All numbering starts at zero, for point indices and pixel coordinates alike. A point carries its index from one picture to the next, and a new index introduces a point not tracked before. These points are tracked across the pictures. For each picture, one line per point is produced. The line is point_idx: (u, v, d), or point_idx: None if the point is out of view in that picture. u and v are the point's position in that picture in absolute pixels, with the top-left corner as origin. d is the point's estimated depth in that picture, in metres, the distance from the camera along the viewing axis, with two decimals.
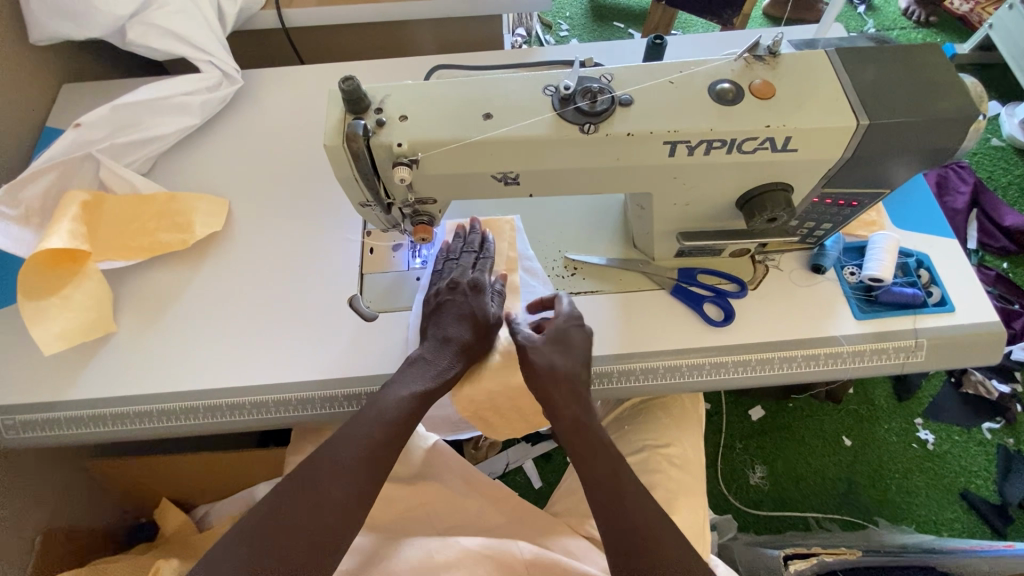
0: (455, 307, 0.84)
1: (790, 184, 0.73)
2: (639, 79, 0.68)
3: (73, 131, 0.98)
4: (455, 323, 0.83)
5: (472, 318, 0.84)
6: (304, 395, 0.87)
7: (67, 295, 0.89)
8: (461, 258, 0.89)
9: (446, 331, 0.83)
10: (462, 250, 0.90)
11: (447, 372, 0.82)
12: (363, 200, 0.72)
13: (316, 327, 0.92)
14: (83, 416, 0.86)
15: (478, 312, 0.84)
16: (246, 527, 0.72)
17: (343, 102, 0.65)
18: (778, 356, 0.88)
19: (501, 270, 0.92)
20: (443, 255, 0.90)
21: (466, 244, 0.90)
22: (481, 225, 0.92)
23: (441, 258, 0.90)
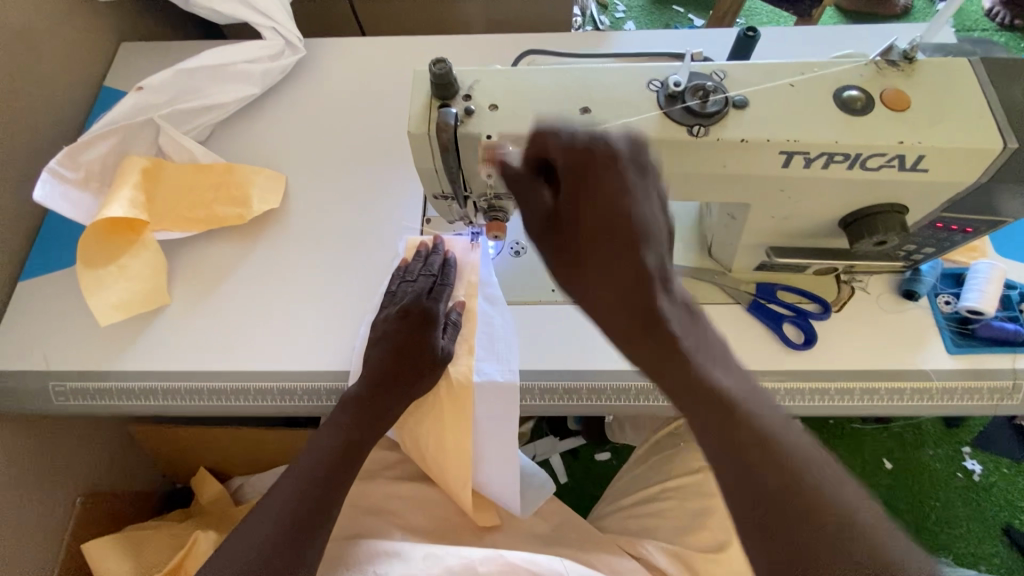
0: (404, 336, 0.84)
1: (907, 207, 0.66)
2: (757, 79, 0.61)
3: (136, 94, 0.95)
4: (405, 355, 0.83)
5: (421, 349, 0.83)
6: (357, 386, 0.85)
7: (125, 264, 0.88)
8: (417, 281, 0.87)
9: (396, 362, 0.82)
10: (416, 274, 0.87)
11: (394, 407, 0.83)
12: (439, 192, 0.68)
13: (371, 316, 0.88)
14: (134, 389, 0.85)
15: (426, 343, 0.84)
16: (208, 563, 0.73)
17: (431, 86, 0.60)
18: (860, 388, 0.82)
19: (459, 296, 0.88)
20: (396, 277, 0.88)
21: (421, 266, 0.88)
22: (443, 245, 0.90)
23: (393, 280, 0.88)
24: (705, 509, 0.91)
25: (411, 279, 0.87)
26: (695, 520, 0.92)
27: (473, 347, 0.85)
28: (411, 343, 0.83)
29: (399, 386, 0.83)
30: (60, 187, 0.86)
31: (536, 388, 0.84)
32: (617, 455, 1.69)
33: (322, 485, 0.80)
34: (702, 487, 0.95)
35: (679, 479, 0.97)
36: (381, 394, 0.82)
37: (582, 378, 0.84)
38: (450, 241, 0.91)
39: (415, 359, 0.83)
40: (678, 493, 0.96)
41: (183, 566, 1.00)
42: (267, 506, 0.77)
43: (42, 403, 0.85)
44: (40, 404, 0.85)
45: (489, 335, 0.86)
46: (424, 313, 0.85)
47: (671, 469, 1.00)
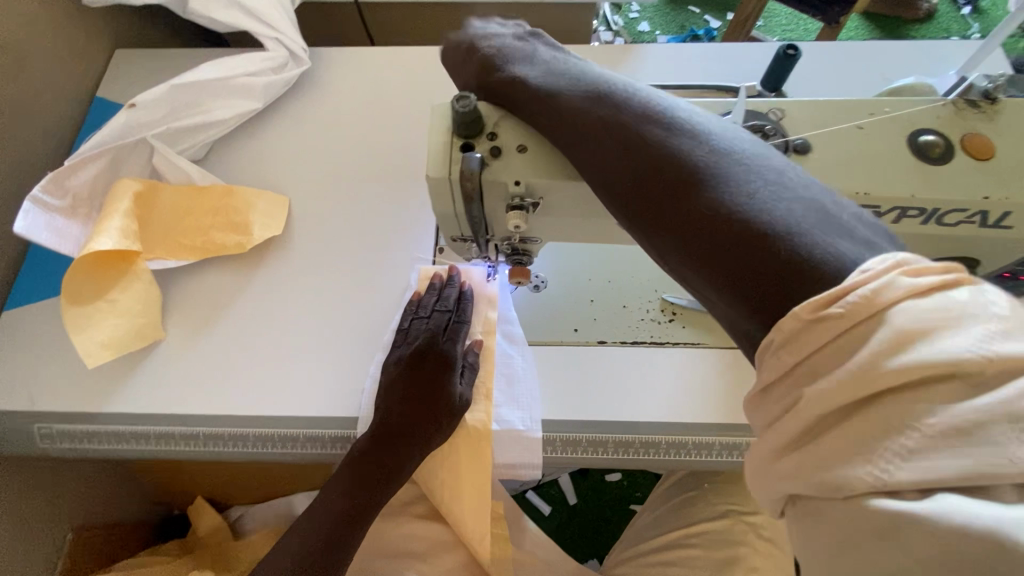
0: (421, 382, 0.76)
1: (978, 261, 0.59)
2: (820, 121, 0.54)
3: (127, 111, 0.88)
4: (415, 404, 0.75)
5: (436, 395, 0.75)
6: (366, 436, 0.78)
7: (115, 297, 0.81)
8: (432, 318, 0.80)
9: (404, 412, 0.75)
10: (430, 310, 0.81)
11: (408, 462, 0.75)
12: (458, 236, 0.61)
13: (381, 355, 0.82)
14: (126, 433, 0.80)
15: (443, 390, 0.76)
16: None
17: (453, 124, 0.54)
18: None
19: (476, 334, 0.81)
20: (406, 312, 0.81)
21: (435, 302, 0.81)
22: (460, 277, 0.83)
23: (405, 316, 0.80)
24: (732, 559, 0.86)
25: (423, 315, 0.80)
26: (719, 570, 0.86)
27: (493, 391, 0.79)
28: (421, 391, 0.76)
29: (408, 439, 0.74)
30: (45, 214, 0.80)
31: (558, 439, 0.78)
32: (627, 477, 1.63)
33: (329, 540, 0.75)
34: (727, 535, 0.89)
35: (704, 524, 0.91)
36: (388, 447, 0.74)
37: (607, 429, 0.77)
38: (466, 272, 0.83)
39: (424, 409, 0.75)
40: (703, 540, 0.90)
41: None
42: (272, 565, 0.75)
43: (30, 446, 0.81)
44: (28, 446, 0.81)
45: (508, 379, 0.79)
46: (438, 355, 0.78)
47: (692, 514, 0.94)
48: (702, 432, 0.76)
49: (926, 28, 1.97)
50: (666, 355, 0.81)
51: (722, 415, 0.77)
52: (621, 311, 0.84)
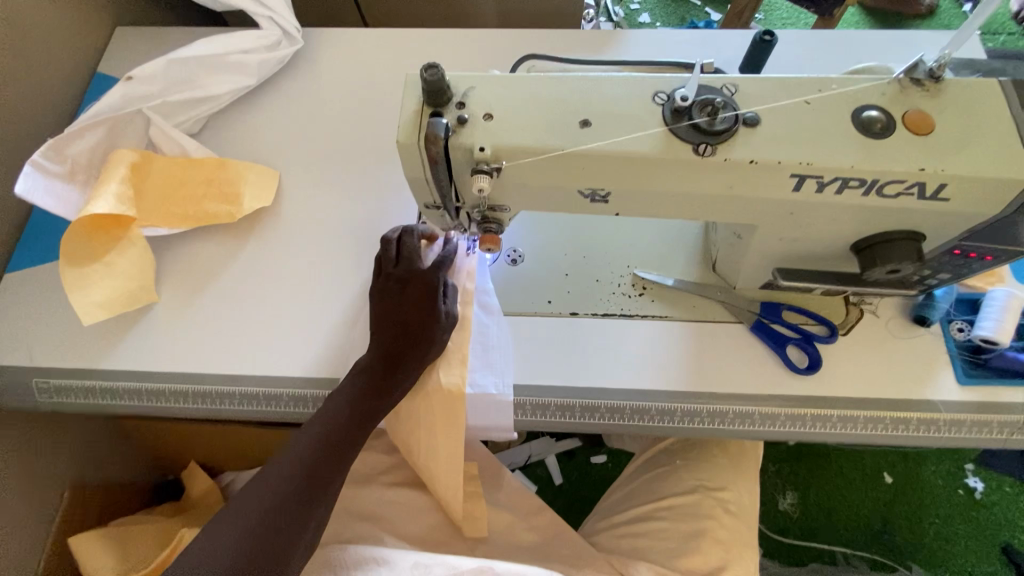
0: (410, 306, 0.81)
1: (924, 234, 0.62)
2: (771, 96, 0.57)
3: (125, 84, 0.92)
4: (399, 340, 0.80)
5: (417, 333, 0.80)
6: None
7: (111, 261, 0.85)
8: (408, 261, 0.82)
9: (389, 346, 0.79)
10: (407, 257, 0.82)
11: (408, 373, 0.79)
12: (430, 202, 0.65)
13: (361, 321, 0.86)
14: (117, 388, 0.83)
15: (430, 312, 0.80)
16: (216, 525, 0.71)
17: (422, 93, 0.57)
18: (864, 416, 0.79)
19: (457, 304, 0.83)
20: (384, 261, 0.83)
21: (411, 248, 0.82)
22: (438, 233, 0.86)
23: (384, 264, 0.83)
24: (699, 532, 0.88)
25: (400, 265, 0.82)
26: (688, 542, 0.88)
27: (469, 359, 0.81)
28: (405, 328, 0.79)
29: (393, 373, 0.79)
30: (44, 180, 0.84)
31: (528, 404, 0.81)
32: (612, 458, 1.67)
33: (331, 447, 0.76)
34: (697, 508, 0.92)
35: (675, 499, 0.94)
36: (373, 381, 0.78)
37: (576, 395, 0.81)
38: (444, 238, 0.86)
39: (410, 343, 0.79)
40: (672, 513, 0.93)
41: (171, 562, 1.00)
42: (248, 493, 0.73)
43: (25, 400, 0.84)
44: (23, 400, 0.84)
45: (484, 346, 0.83)
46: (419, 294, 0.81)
47: (665, 488, 0.97)
48: (666, 399, 0.80)
49: (925, 24, 1.97)
50: (635, 327, 0.85)
51: (685, 384, 0.81)
52: (594, 286, 0.88)
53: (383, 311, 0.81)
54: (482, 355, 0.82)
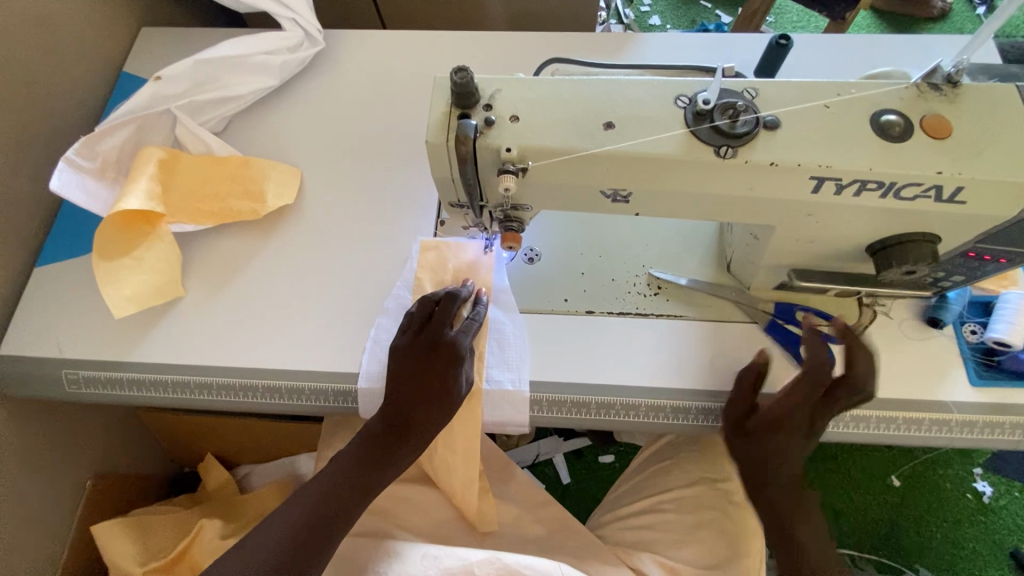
0: (434, 366, 0.79)
1: (940, 236, 0.63)
2: (791, 100, 0.58)
3: (153, 84, 0.94)
4: (414, 405, 0.79)
5: (433, 401, 0.78)
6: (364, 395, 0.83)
7: (140, 256, 0.88)
8: (436, 318, 0.81)
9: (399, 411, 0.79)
10: (439, 319, 0.81)
11: (426, 430, 0.79)
12: (455, 201, 0.67)
13: (380, 319, 0.87)
14: (146, 379, 0.86)
15: (451, 376, 0.79)
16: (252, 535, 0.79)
17: (451, 94, 0.59)
18: (876, 415, 0.80)
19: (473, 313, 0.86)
20: (415, 320, 0.82)
21: (446, 312, 0.81)
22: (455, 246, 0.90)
23: (415, 321, 0.82)
24: (703, 523, 0.91)
25: (431, 327, 0.81)
26: (691, 533, 0.91)
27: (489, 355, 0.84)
28: (419, 395, 0.79)
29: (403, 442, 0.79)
30: (76, 176, 0.86)
31: (545, 400, 0.83)
32: (621, 458, 1.68)
33: (353, 481, 0.81)
34: (701, 500, 0.94)
35: (679, 490, 0.96)
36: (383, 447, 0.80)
37: (592, 392, 0.83)
38: (463, 246, 0.90)
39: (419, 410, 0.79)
40: (676, 505, 0.95)
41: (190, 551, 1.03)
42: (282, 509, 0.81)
43: (56, 390, 0.86)
44: (53, 391, 0.86)
45: (500, 341, 0.85)
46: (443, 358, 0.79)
47: (667, 481, 0.98)
48: (679, 396, 0.82)
49: (937, 28, 1.97)
50: (650, 326, 0.86)
51: (700, 383, 0.82)
52: (610, 285, 0.89)
53: (404, 370, 0.80)
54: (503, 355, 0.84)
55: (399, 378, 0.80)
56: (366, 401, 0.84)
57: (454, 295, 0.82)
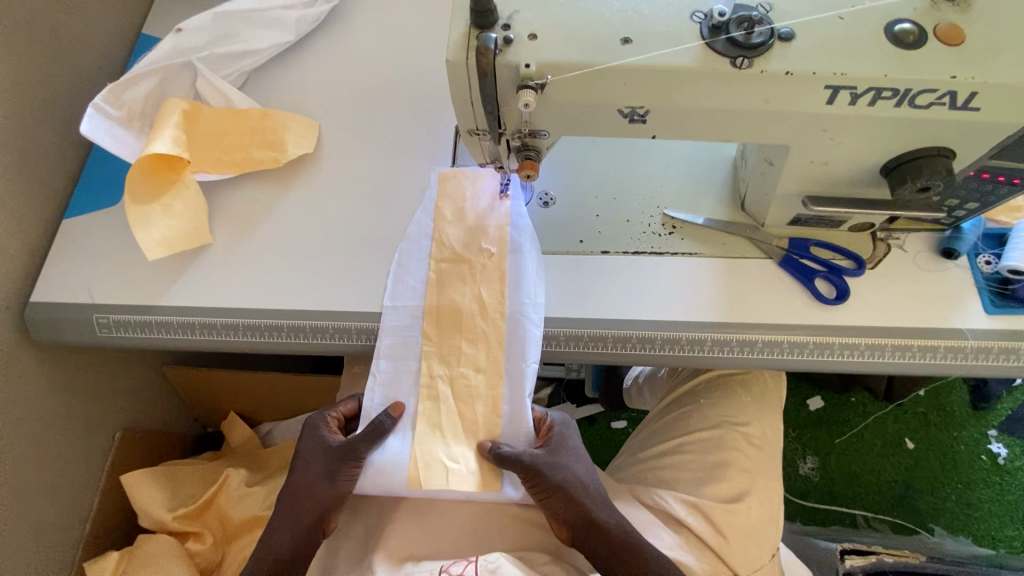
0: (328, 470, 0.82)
1: (954, 150, 0.64)
2: (805, 12, 0.59)
3: (174, 37, 0.96)
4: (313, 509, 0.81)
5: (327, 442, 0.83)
6: (389, 318, 0.86)
7: (168, 203, 0.91)
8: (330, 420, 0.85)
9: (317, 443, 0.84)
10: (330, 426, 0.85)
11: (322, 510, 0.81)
12: (474, 127, 0.68)
13: (403, 245, 0.90)
14: (173, 322, 0.88)
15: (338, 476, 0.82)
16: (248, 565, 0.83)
17: (470, 14, 0.60)
18: (891, 344, 0.81)
19: (492, 245, 0.88)
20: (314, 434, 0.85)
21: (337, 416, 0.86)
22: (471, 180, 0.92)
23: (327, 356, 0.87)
24: (723, 460, 0.92)
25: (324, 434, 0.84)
26: (711, 469, 0.91)
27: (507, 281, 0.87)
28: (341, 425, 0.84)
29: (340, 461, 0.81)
30: (104, 123, 0.89)
31: (562, 334, 0.85)
32: (633, 424, 1.69)
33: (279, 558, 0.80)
34: (722, 441, 0.93)
35: (699, 434, 0.96)
36: (311, 470, 0.81)
37: (609, 326, 0.84)
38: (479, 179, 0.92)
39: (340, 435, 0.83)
40: (697, 446, 0.95)
41: (218, 497, 1.08)
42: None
43: (87, 334, 0.89)
44: (84, 335, 0.89)
45: (518, 265, 0.87)
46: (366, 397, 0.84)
47: (687, 425, 0.98)
48: (694, 329, 0.83)
49: None
50: (665, 264, 0.88)
51: (716, 315, 0.84)
52: (624, 226, 0.90)
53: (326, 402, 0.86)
54: (519, 281, 0.87)
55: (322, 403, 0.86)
56: (387, 334, 0.86)
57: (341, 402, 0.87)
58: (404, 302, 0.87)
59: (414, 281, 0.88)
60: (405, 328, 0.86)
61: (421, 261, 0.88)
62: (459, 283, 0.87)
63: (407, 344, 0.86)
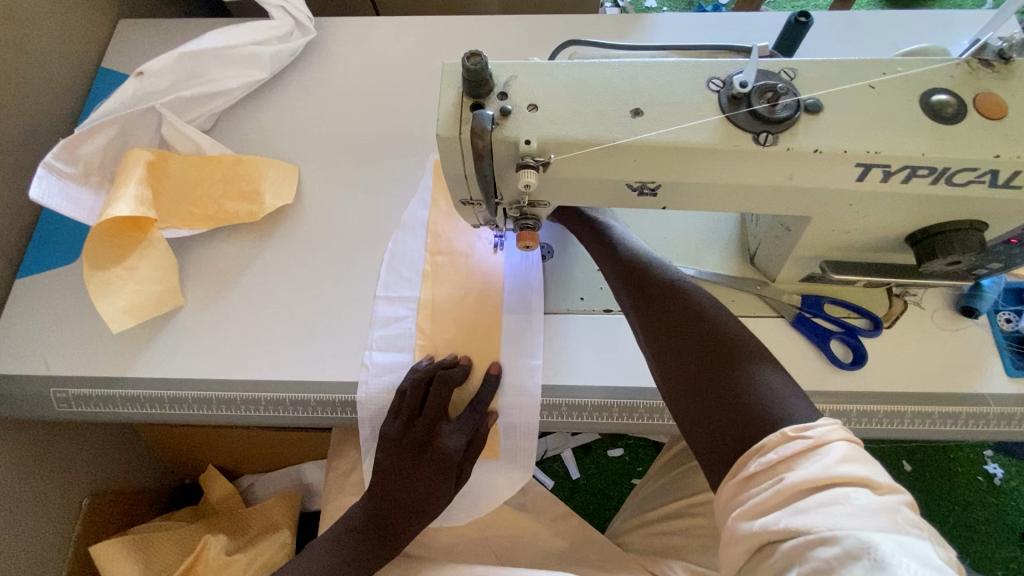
0: (422, 472, 0.79)
1: (988, 223, 0.59)
2: (832, 81, 0.54)
3: (135, 80, 0.89)
4: (396, 511, 0.81)
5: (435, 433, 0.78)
6: (382, 309, 0.84)
7: (132, 265, 0.83)
8: (427, 402, 0.77)
9: (392, 509, 0.82)
10: (433, 407, 0.77)
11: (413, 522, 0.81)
12: (467, 198, 0.62)
13: (397, 236, 0.89)
14: (141, 396, 0.81)
15: (438, 481, 0.79)
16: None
17: (462, 82, 0.54)
18: (910, 412, 0.77)
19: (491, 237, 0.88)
20: (406, 407, 0.78)
21: (438, 401, 0.77)
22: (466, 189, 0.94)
23: (435, 416, 0.78)
24: None
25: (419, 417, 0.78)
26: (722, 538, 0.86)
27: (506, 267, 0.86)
28: (420, 491, 0.80)
29: (446, 473, 0.78)
30: (58, 183, 0.82)
31: (564, 405, 0.79)
32: (630, 451, 1.61)
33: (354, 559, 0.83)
34: None
35: (707, 496, 0.91)
36: (405, 469, 0.79)
37: (614, 395, 0.79)
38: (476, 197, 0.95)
39: (433, 502, 0.80)
40: (707, 510, 0.90)
41: (194, 570, 0.95)
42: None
43: (45, 409, 0.81)
44: (41, 410, 0.82)
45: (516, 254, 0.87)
46: (474, 456, 0.79)
47: (695, 485, 0.93)
48: None
49: None
50: None
51: None
52: None
53: (393, 466, 0.80)
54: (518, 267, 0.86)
55: (386, 466, 0.80)
56: (379, 325, 0.83)
57: (448, 379, 0.77)
58: (398, 293, 0.84)
59: (408, 271, 0.85)
60: (398, 319, 0.83)
61: (416, 250, 0.87)
62: (454, 274, 0.85)
63: (402, 337, 0.82)
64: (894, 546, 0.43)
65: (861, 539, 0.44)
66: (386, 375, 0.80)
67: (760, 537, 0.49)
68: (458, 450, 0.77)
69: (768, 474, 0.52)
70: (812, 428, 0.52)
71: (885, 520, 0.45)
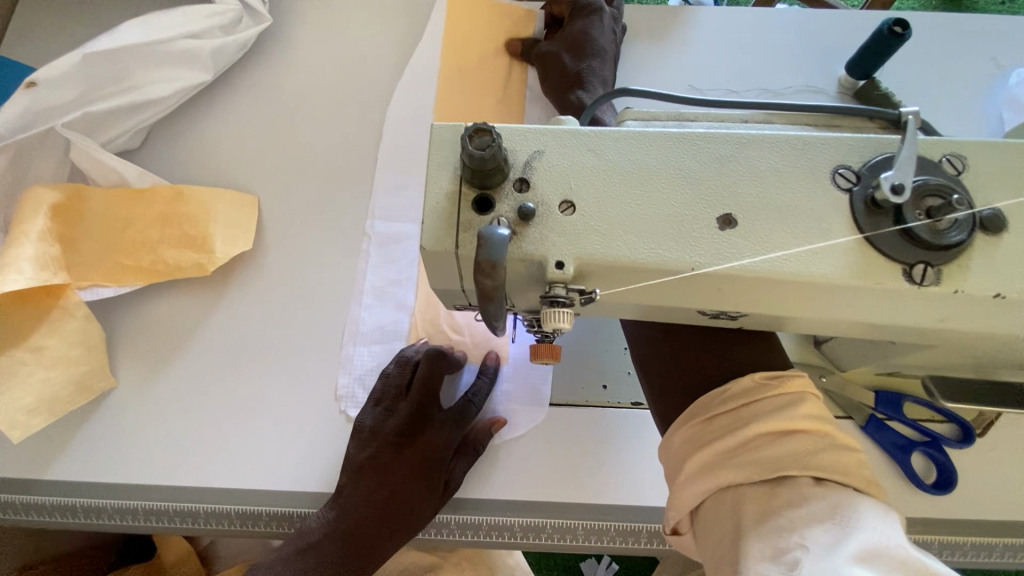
0: (409, 471, 0.62)
1: None
2: (1019, 180, 0.35)
3: (26, 94, 0.66)
4: (367, 527, 0.61)
5: (426, 422, 0.65)
6: (385, 176, 0.75)
7: (38, 344, 0.63)
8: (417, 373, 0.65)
9: (361, 518, 0.60)
10: (427, 386, 0.64)
11: (390, 537, 0.61)
12: (462, 304, 0.44)
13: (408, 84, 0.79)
14: (47, 504, 0.63)
15: (431, 484, 0.62)
16: None
17: (462, 166, 0.35)
18: (1007, 548, 0.62)
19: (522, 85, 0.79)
20: (392, 386, 0.66)
21: (434, 379, 0.65)
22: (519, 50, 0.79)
23: (427, 397, 0.65)
24: None
25: (408, 398, 0.64)
26: None
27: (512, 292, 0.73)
28: (405, 495, 0.61)
29: (439, 467, 0.62)
30: None
31: (582, 528, 0.63)
32: None
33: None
34: None
35: None
36: (386, 464, 0.62)
37: (646, 517, 0.63)
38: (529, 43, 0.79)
39: (415, 511, 0.61)
40: None
41: None
42: None
43: None
44: None
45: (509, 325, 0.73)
46: (468, 457, 0.64)
47: None
48: None
49: None
50: None
51: None
52: None
53: (372, 458, 0.62)
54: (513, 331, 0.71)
55: (358, 463, 0.62)
56: (381, 194, 0.75)
57: (443, 352, 0.66)
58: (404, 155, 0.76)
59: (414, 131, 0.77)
60: (399, 186, 0.75)
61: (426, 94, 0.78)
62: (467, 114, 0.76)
63: (404, 207, 0.74)
64: (860, 506, 0.37)
65: (830, 501, 0.38)
66: (390, 244, 0.73)
67: (719, 481, 0.42)
68: (454, 438, 0.64)
69: (730, 420, 0.44)
70: (782, 378, 0.45)
71: (850, 480, 0.40)
